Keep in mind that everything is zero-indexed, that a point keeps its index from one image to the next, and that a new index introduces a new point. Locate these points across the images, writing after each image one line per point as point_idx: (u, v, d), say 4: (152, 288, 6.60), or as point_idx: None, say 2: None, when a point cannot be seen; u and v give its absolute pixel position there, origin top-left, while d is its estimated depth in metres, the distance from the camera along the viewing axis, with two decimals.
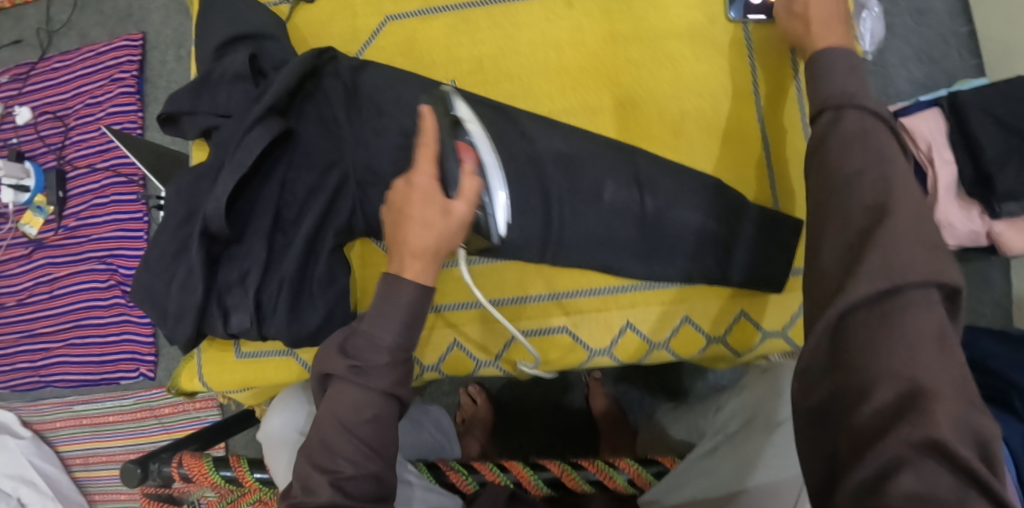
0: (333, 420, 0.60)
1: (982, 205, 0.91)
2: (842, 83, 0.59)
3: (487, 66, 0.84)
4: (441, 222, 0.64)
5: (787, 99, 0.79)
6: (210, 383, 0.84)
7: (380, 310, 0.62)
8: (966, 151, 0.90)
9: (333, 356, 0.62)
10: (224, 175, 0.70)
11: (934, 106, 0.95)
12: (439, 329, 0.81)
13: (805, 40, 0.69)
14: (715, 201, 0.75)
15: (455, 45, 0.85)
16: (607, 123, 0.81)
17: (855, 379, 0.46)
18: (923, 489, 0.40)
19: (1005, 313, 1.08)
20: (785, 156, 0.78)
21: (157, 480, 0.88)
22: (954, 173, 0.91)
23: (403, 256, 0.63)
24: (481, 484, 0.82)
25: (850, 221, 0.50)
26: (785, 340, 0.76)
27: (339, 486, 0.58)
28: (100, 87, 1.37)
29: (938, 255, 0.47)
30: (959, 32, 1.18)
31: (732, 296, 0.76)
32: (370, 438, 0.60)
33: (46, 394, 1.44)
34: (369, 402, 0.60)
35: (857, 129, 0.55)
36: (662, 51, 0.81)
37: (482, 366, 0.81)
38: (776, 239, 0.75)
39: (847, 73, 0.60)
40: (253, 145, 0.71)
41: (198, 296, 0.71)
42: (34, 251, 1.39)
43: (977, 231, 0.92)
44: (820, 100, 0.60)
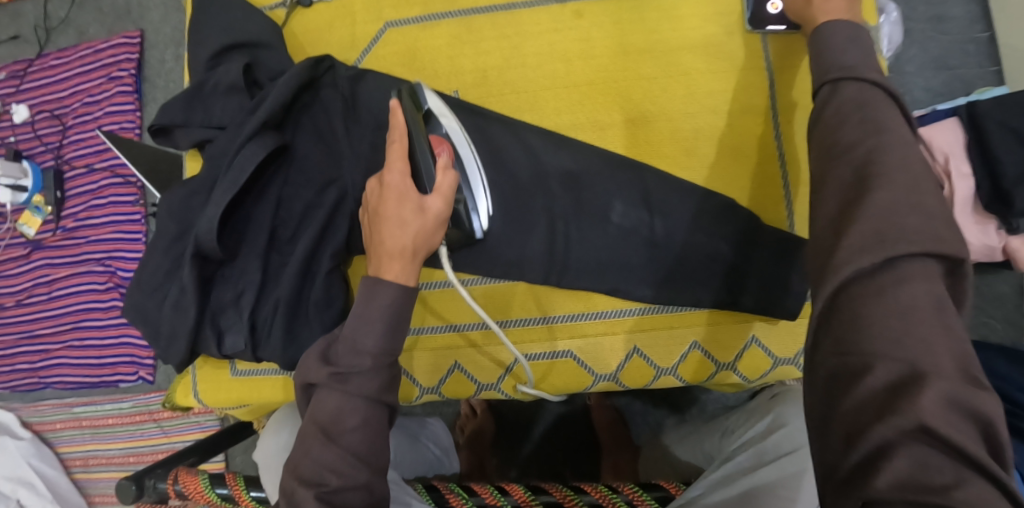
0: (318, 431, 0.57)
1: (999, 220, 0.90)
2: (843, 56, 0.55)
3: (492, 78, 0.81)
4: (415, 219, 0.62)
5: (804, 115, 0.75)
6: (204, 400, 0.83)
7: (363, 315, 0.60)
8: (983, 165, 0.89)
9: (316, 363, 0.60)
10: (216, 194, 0.69)
11: (952, 117, 0.93)
12: (438, 352, 0.78)
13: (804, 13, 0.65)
14: (727, 227, 0.73)
15: (459, 56, 0.82)
16: (617, 139, 0.78)
17: (848, 357, 0.42)
18: (915, 477, 0.37)
19: (1018, 329, 1.05)
20: (802, 176, 0.75)
21: (154, 496, 0.86)
22: (972, 188, 0.90)
23: (381, 258, 0.62)
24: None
25: (848, 194, 0.46)
26: (796, 368, 0.74)
27: (327, 501, 0.54)
28: (98, 85, 1.34)
29: (939, 224, 0.43)
30: (979, 39, 1.14)
31: (743, 321, 0.74)
32: (357, 446, 0.57)
33: (46, 395, 1.43)
34: (354, 409, 0.57)
35: (857, 98, 0.51)
36: (675, 66, 0.78)
37: (483, 389, 0.78)
38: (792, 266, 0.71)
39: (847, 45, 0.55)
40: (246, 163, 0.69)
41: (190, 320, 0.70)
42: (32, 251, 1.38)
43: (993, 246, 0.92)
44: (820, 74, 0.56)
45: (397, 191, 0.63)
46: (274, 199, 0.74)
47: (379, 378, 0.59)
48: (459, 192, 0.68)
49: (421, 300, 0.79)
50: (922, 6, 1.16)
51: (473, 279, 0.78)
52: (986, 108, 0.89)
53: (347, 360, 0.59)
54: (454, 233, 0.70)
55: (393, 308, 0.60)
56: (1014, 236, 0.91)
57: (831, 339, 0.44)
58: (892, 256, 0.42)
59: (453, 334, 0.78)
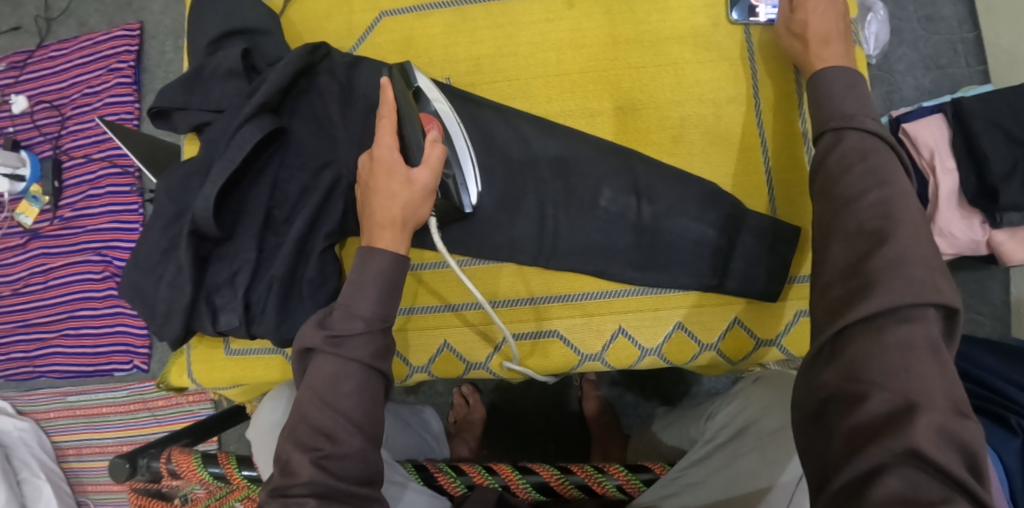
0: (312, 397, 0.58)
1: (984, 215, 0.96)
2: (843, 105, 0.61)
3: (485, 66, 0.83)
4: (402, 190, 0.65)
5: (794, 141, 0.78)
6: (199, 380, 0.83)
7: (357, 282, 0.62)
8: (968, 160, 0.95)
9: (311, 328, 0.61)
10: (214, 173, 0.69)
11: (939, 114, 0.98)
12: (428, 331, 0.80)
13: (804, 60, 0.70)
14: (714, 210, 0.75)
15: (452, 44, 0.84)
16: (605, 126, 0.80)
17: (853, 385, 0.46)
18: (907, 493, 0.41)
19: (1002, 322, 1.14)
20: (784, 168, 0.77)
21: (147, 474, 0.88)
22: (956, 182, 0.96)
23: (372, 228, 0.64)
24: (470, 487, 0.79)
25: (856, 245, 0.51)
26: (778, 350, 0.75)
27: (322, 465, 0.56)
28: (98, 77, 1.36)
29: (932, 271, 0.48)
30: (967, 39, 1.19)
31: (727, 303, 0.76)
32: (351, 412, 0.58)
33: (40, 384, 1.43)
34: (347, 373, 0.59)
35: (858, 148, 0.56)
36: (663, 57, 0.80)
37: (471, 369, 0.79)
38: (775, 247, 0.74)
39: (846, 94, 0.62)
40: (243, 143, 0.70)
41: (186, 297, 0.71)
42: (29, 241, 1.39)
43: (979, 239, 0.97)
44: (823, 122, 0.61)
45: (383, 162, 0.66)
46: (269, 180, 0.75)
47: (373, 344, 0.61)
48: (448, 166, 0.70)
49: (414, 279, 0.80)
50: (912, 6, 1.20)
51: (466, 260, 0.79)
52: (972, 106, 0.94)
53: (341, 324, 0.60)
54: (444, 205, 0.72)
55: (389, 280, 0.62)
56: (998, 229, 0.96)
57: (837, 370, 0.48)
58: (897, 304, 0.46)
59: (447, 313, 0.79)
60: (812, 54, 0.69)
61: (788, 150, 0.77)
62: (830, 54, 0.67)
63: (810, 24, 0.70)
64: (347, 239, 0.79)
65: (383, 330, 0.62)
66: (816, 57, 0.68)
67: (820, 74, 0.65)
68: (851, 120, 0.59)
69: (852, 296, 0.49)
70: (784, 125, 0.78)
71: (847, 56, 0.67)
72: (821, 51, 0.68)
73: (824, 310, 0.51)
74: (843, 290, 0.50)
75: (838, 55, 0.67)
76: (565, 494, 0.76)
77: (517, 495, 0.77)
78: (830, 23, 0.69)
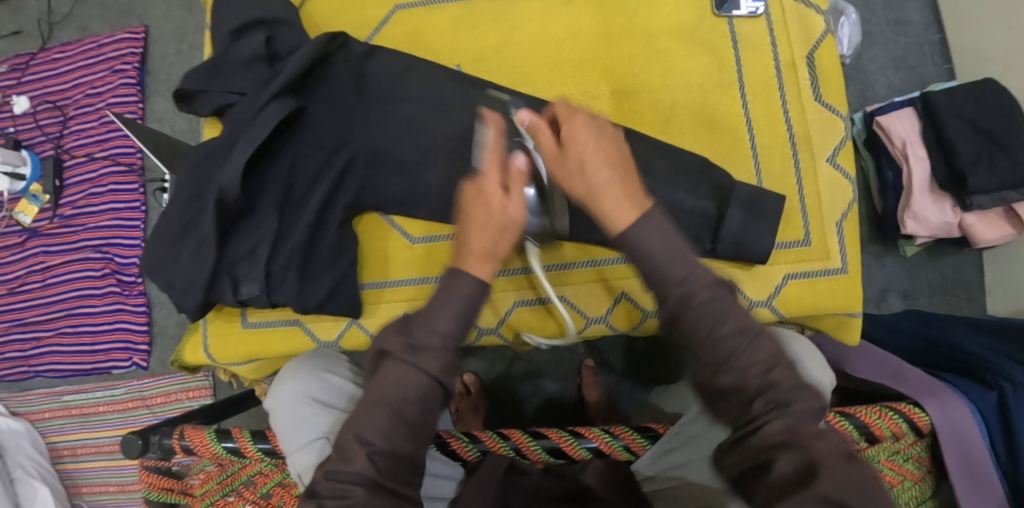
0: (379, 399, 0.58)
1: (955, 199, 1.07)
2: (672, 267, 0.58)
3: (491, 55, 0.86)
4: (496, 222, 0.64)
5: (777, 119, 0.83)
6: (214, 355, 0.85)
7: (438, 298, 0.61)
8: (938, 150, 1.07)
9: (392, 332, 0.61)
10: (239, 147, 0.72)
11: (909, 107, 1.11)
12: None
13: (607, 199, 0.61)
14: (708, 184, 0.79)
15: (461, 36, 0.87)
16: (605, 108, 0.84)
17: (763, 453, 0.52)
18: None
19: (977, 303, 1.24)
20: (769, 143, 0.82)
21: (158, 452, 0.89)
22: (927, 168, 1.08)
23: (466, 256, 0.63)
24: (483, 452, 0.79)
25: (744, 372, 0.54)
26: (770, 311, 0.81)
27: (374, 459, 0.57)
28: (101, 78, 1.39)
29: None
30: (933, 40, 1.28)
31: (724, 267, 0.81)
32: (411, 417, 0.58)
33: (35, 384, 1.42)
34: (416, 383, 0.58)
35: (708, 307, 0.56)
36: (656, 47, 0.84)
37: (483, 334, 0.85)
38: (768, 217, 0.78)
39: (670, 254, 0.58)
40: (267, 121, 0.72)
41: (210, 266, 0.73)
42: (28, 240, 1.39)
43: (951, 221, 1.08)
44: (662, 294, 0.58)
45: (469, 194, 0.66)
46: (287, 160, 0.77)
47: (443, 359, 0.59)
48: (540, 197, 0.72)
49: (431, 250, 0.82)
50: (880, 11, 1.29)
51: None
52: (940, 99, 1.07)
53: (421, 334, 0.59)
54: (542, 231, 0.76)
55: (464, 302, 0.61)
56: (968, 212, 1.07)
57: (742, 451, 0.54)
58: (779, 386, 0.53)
59: None
60: (594, 205, 0.61)
61: (772, 128, 0.82)
62: (616, 201, 0.60)
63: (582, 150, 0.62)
64: (363, 213, 0.81)
65: (454, 348, 0.60)
66: (602, 216, 0.61)
67: (626, 235, 0.59)
68: (689, 290, 0.57)
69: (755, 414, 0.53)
70: (766, 107, 0.83)
71: (637, 195, 0.61)
72: (592, 191, 0.61)
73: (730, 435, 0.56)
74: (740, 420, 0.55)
75: (619, 198, 0.60)
76: (575, 456, 0.78)
77: (529, 457, 0.79)
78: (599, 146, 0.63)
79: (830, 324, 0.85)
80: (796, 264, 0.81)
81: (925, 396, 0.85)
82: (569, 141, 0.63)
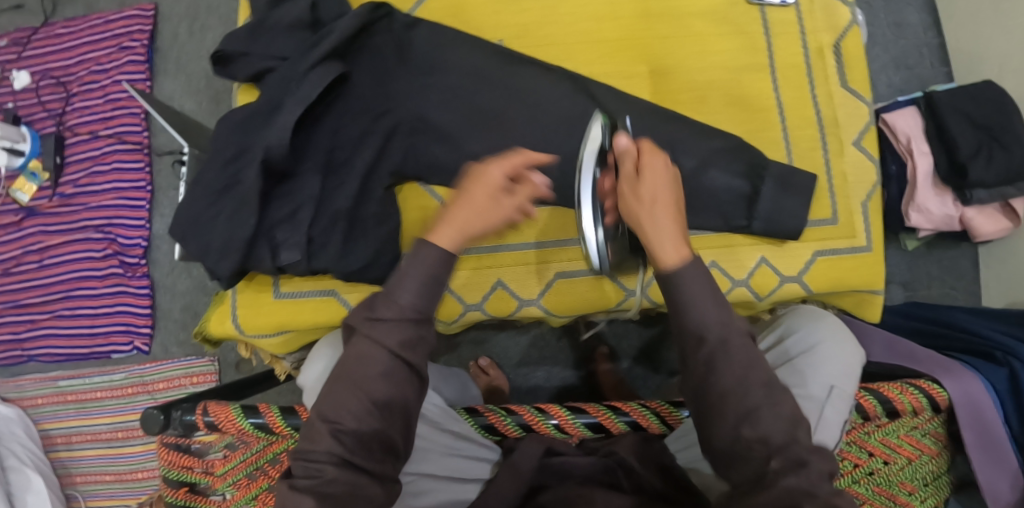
0: (346, 380, 0.62)
1: (955, 193, 1.09)
2: (705, 311, 0.58)
3: (533, 32, 0.87)
4: (488, 210, 0.65)
5: (804, 100, 0.85)
6: (242, 326, 0.83)
7: (401, 269, 0.63)
8: (939, 143, 1.09)
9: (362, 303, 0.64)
10: (290, 106, 0.73)
11: (911, 105, 1.13)
12: (483, 271, 0.83)
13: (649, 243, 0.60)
14: (738, 162, 0.81)
15: (503, 11, 0.88)
16: (642, 87, 0.86)
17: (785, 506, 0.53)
18: None
19: (972, 295, 1.28)
20: (798, 125, 0.84)
21: (179, 429, 0.85)
22: (930, 163, 1.10)
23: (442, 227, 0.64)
24: (522, 427, 0.79)
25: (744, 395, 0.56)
26: (799, 287, 0.83)
27: (339, 437, 0.60)
28: (107, 55, 1.35)
29: None
30: (932, 43, 1.33)
31: (755, 243, 0.83)
32: (376, 394, 0.61)
33: (28, 370, 1.37)
34: (377, 359, 0.61)
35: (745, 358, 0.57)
36: (689, 29, 0.86)
37: (523, 306, 0.83)
38: (797, 194, 0.80)
39: (707, 300, 0.58)
40: (315, 82, 0.73)
41: (249, 229, 0.73)
42: (25, 219, 1.35)
43: (952, 214, 1.10)
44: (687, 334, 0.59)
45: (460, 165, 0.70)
46: (329, 126, 0.78)
47: (401, 333, 0.62)
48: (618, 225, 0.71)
49: None
50: (882, 14, 1.34)
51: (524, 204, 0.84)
52: (942, 97, 1.09)
53: (383, 311, 0.62)
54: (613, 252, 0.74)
55: (425, 276, 0.63)
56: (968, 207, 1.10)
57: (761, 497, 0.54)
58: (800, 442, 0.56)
59: (502, 253, 0.83)
60: (649, 233, 0.60)
61: (802, 110, 0.84)
62: (667, 241, 0.60)
63: (647, 188, 0.61)
64: (405, 181, 0.83)
65: (413, 322, 0.62)
66: (652, 249, 0.60)
67: (675, 275, 0.59)
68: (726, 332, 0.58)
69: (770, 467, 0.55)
70: (796, 90, 0.85)
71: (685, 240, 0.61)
72: (651, 224, 0.60)
73: (733, 477, 0.57)
74: (748, 467, 0.56)
75: (671, 238, 0.60)
76: (613, 430, 0.79)
77: (568, 432, 0.79)
78: (660, 186, 0.61)
79: (850, 302, 0.87)
80: (823, 242, 0.83)
81: (940, 372, 0.88)
82: (646, 174, 0.61)
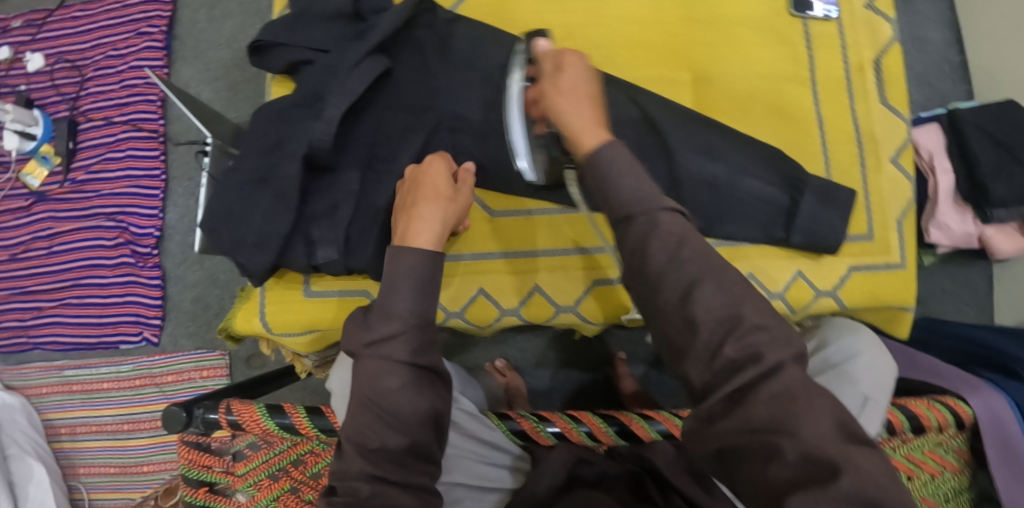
0: (361, 396, 0.62)
1: (975, 210, 1.08)
2: (626, 187, 0.56)
3: (577, 34, 0.87)
4: (439, 203, 0.69)
5: (843, 115, 0.84)
6: (270, 324, 0.82)
7: (389, 283, 0.64)
8: (962, 162, 1.07)
9: (358, 321, 0.65)
10: (332, 100, 0.72)
11: (934, 122, 1.12)
12: (521, 276, 0.83)
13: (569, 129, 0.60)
14: (776, 173, 0.80)
15: (546, 12, 0.87)
16: (685, 94, 0.85)
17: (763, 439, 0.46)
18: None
19: (985, 312, 1.26)
20: (837, 139, 0.84)
21: (200, 427, 0.82)
22: (951, 181, 1.08)
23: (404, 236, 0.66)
24: (556, 436, 0.80)
25: (677, 268, 0.52)
26: (833, 301, 0.82)
27: (368, 456, 0.61)
28: (124, 40, 1.33)
29: None
30: (953, 61, 1.32)
31: (792, 257, 0.82)
32: (395, 407, 0.62)
33: (32, 358, 1.35)
34: (392, 371, 0.62)
35: (675, 231, 0.54)
36: (732, 39, 0.86)
37: (561, 312, 0.82)
38: (836, 207, 0.80)
39: (627, 175, 0.56)
40: (361, 77, 0.73)
41: (288, 224, 0.72)
42: (34, 204, 1.32)
43: (971, 232, 1.09)
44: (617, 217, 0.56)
45: (412, 180, 0.70)
46: (370, 121, 0.77)
47: (410, 342, 0.63)
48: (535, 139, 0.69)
49: (510, 225, 0.83)
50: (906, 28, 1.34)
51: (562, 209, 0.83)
52: (965, 115, 1.09)
53: (381, 326, 0.63)
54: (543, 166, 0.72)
55: (419, 280, 0.64)
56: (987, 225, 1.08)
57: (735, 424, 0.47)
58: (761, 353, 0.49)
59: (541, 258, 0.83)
60: (568, 122, 0.60)
61: (841, 124, 0.84)
62: (585, 126, 0.60)
63: (566, 79, 0.62)
64: None
65: (416, 327, 0.63)
66: (571, 135, 0.60)
67: (595, 153, 0.58)
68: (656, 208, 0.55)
69: (731, 359, 0.49)
70: (836, 104, 0.85)
71: (604, 127, 0.61)
72: (570, 110, 0.60)
73: (695, 381, 0.51)
74: (711, 364, 0.49)
75: (591, 123, 0.60)
76: (645, 438, 0.79)
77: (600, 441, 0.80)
78: (578, 76, 0.63)
79: (881, 317, 0.87)
80: (859, 257, 0.82)
81: (966, 389, 0.88)
82: (567, 67, 0.63)
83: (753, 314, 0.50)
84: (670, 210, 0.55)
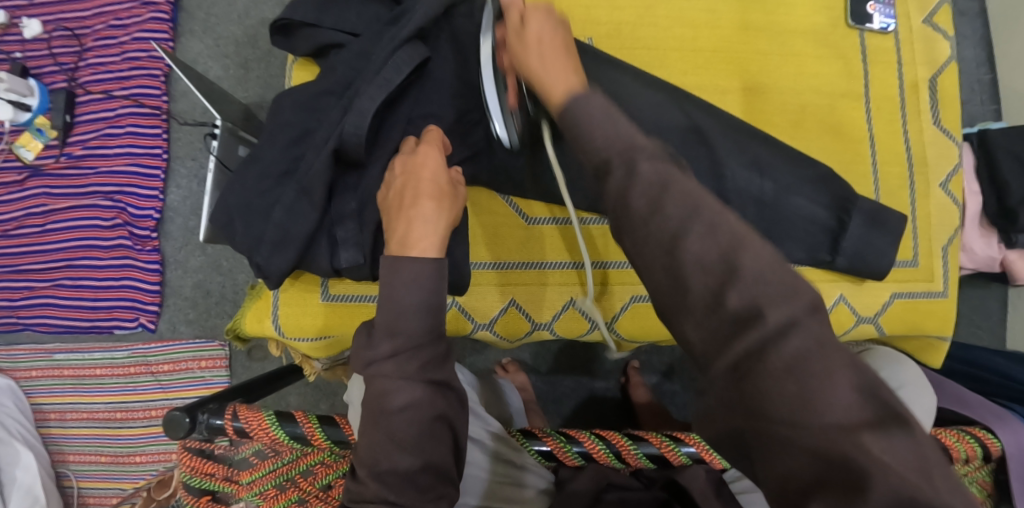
0: (373, 417, 0.58)
1: (1000, 235, 1.01)
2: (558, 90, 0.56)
3: (625, 32, 0.82)
4: (431, 192, 0.64)
5: (895, 131, 0.81)
6: (284, 328, 0.77)
7: (392, 297, 0.60)
8: (991, 185, 1.00)
9: (363, 338, 0.61)
10: (368, 90, 0.67)
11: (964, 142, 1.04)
12: (554, 289, 0.82)
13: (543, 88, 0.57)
14: (826, 192, 0.76)
15: (593, 7, 0.82)
16: (732, 104, 0.81)
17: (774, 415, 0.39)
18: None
19: (999, 337, 1.20)
20: (889, 159, 0.80)
21: (204, 433, 0.75)
22: (980, 204, 1.01)
23: (406, 239, 0.62)
24: (583, 456, 0.72)
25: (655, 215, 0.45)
26: (874, 328, 0.80)
27: (383, 481, 0.57)
28: (127, 9, 1.25)
29: None
30: (984, 80, 1.25)
31: (835, 281, 0.79)
32: (408, 428, 0.58)
33: (21, 339, 1.29)
34: (400, 390, 0.58)
35: (602, 107, 0.52)
36: (785, 47, 0.82)
37: (594, 328, 0.82)
38: (885, 230, 0.76)
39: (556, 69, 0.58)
40: (401, 65, 0.68)
41: (311, 223, 0.68)
42: (28, 178, 1.26)
43: (994, 256, 1.02)
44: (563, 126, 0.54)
45: (407, 174, 0.65)
46: (403, 118, 0.73)
47: (422, 356, 0.59)
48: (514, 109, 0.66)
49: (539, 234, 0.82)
50: None
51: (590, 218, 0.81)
52: (995, 136, 1.00)
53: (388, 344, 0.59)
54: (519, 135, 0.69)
55: (428, 289, 0.60)
56: (1012, 249, 1.00)
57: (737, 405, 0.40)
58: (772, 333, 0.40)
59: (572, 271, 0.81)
60: (538, 74, 0.58)
61: (893, 143, 0.81)
62: (553, 73, 0.57)
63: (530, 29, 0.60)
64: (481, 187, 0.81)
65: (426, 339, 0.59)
66: (544, 83, 0.57)
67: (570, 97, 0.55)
68: (633, 147, 0.49)
69: (735, 316, 0.41)
70: (888, 121, 0.81)
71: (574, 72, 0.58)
72: (539, 66, 0.58)
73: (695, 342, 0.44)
74: (710, 323, 0.42)
75: (561, 68, 0.58)
76: (675, 462, 0.71)
77: (629, 462, 0.72)
78: (547, 29, 0.60)
79: (913, 346, 0.84)
80: (902, 283, 0.79)
81: (994, 420, 0.81)
82: (529, 24, 0.61)
83: (751, 261, 0.42)
84: (648, 149, 0.49)
